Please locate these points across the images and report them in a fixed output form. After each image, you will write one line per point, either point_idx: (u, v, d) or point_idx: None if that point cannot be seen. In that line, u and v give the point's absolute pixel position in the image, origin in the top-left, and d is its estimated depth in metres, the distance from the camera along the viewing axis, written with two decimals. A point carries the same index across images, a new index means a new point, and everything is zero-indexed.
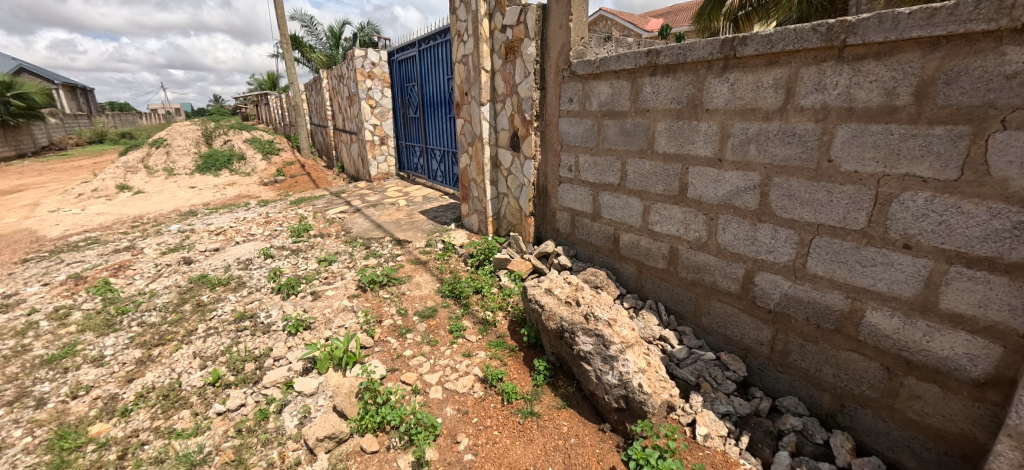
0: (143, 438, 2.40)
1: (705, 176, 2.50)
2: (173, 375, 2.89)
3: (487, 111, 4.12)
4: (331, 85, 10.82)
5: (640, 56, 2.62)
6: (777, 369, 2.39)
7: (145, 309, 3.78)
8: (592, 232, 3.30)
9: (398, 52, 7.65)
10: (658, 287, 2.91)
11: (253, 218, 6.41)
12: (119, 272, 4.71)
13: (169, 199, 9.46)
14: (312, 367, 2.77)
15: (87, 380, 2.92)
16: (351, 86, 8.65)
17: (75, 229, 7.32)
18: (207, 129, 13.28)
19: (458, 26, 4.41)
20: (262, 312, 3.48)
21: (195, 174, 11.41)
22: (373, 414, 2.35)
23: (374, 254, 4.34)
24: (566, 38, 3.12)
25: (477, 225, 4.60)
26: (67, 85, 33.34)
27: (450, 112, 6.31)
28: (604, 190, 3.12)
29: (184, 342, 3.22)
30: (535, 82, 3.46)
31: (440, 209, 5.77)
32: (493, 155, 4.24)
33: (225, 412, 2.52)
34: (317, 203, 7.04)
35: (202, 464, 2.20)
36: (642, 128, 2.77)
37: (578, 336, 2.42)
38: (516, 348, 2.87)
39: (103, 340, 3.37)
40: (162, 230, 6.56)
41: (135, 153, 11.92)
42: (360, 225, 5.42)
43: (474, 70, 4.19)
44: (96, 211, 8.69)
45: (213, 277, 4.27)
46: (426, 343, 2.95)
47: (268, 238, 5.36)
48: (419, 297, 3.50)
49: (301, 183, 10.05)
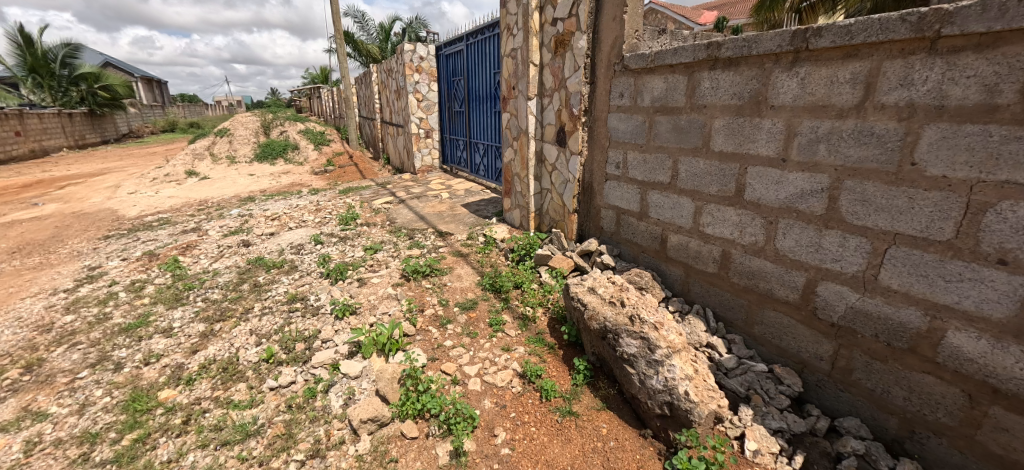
0: (204, 406, 2.58)
1: (765, 176, 2.35)
2: (232, 349, 3.08)
3: (534, 106, 4.09)
4: (380, 79, 11.13)
5: (699, 49, 2.49)
6: (838, 387, 2.22)
7: (208, 286, 4.07)
8: (638, 232, 3.20)
9: (446, 46, 7.74)
10: (707, 292, 2.78)
11: (305, 205, 6.74)
12: (186, 251, 5.10)
13: (231, 185, 10.12)
14: (357, 350, 2.87)
15: (158, 348, 3.18)
16: (400, 80, 8.87)
17: (149, 210, 7.99)
18: (266, 120, 14.07)
19: (508, 20, 4.39)
20: (312, 294, 3.65)
21: (254, 163, 12.13)
22: (413, 401, 2.40)
23: (417, 244, 4.43)
24: (619, 31, 3.03)
25: (518, 220, 4.59)
26: (146, 78, 36.34)
27: (495, 106, 6.32)
28: (653, 188, 3.01)
29: (242, 319, 3.43)
30: (585, 76, 3.38)
31: (482, 203, 5.81)
32: (538, 149, 4.21)
33: (277, 387, 2.66)
34: (364, 193, 7.30)
35: (257, 435, 2.33)
36: (698, 125, 2.64)
37: (622, 338, 2.35)
38: (555, 345, 2.84)
39: (172, 313, 3.66)
40: (224, 214, 7.02)
41: (203, 142, 12.84)
42: (404, 216, 5.55)
43: (522, 64, 4.16)
44: (168, 194, 9.45)
45: (269, 259, 4.52)
46: (466, 335, 2.98)
47: (318, 225, 5.60)
48: (460, 289, 3.54)
49: (349, 173, 10.44)
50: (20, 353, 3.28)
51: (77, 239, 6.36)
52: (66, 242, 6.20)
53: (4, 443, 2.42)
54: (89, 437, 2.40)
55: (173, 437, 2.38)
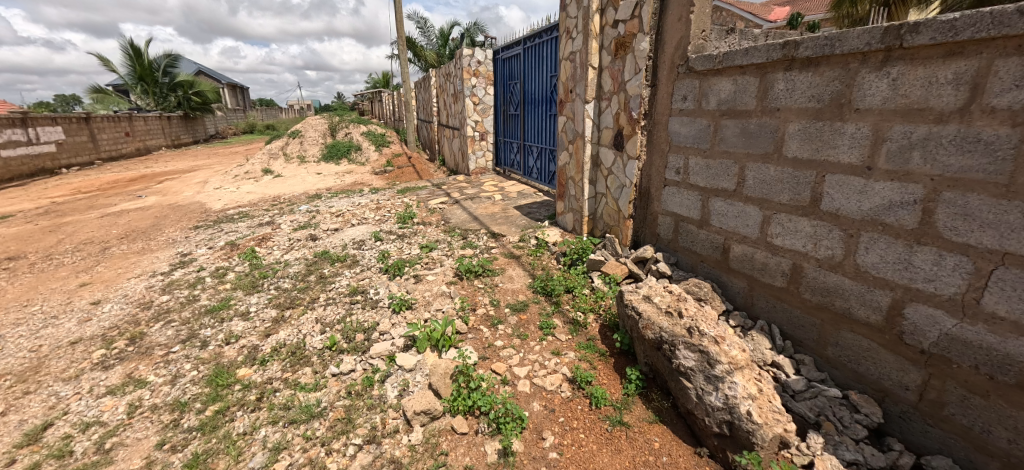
0: (275, 386, 2.80)
1: (846, 185, 2.16)
2: (300, 335, 3.32)
3: (592, 109, 4.05)
4: (439, 83, 11.51)
5: (773, 49, 2.35)
6: (925, 422, 2.00)
7: (280, 276, 4.41)
8: (697, 240, 3.07)
9: (503, 50, 7.87)
10: (773, 307, 2.61)
11: (366, 203, 7.12)
12: (262, 242, 5.56)
13: (301, 182, 10.91)
14: (412, 344, 2.98)
15: (237, 330, 3.49)
16: (457, 84, 9.12)
17: (232, 204, 8.81)
18: (333, 122, 15.02)
19: (568, 23, 4.38)
20: (371, 288, 3.85)
21: (321, 162, 12.99)
22: (464, 397, 2.46)
23: (471, 244, 4.53)
24: (685, 32, 2.92)
25: (571, 224, 4.55)
26: (231, 84, 40.21)
27: (551, 109, 6.33)
28: (716, 195, 2.87)
29: (309, 307, 3.69)
30: (646, 79, 3.30)
31: (534, 205, 5.83)
32: (594, 153, 4.16)
33: (338, 374, 2.82)
34: (420, 193, 7.58)
35: (320, 417, 2.49)
36: (770, 129, 2.49)
37: (678, 350, 2.27)
38: (606, 353, 2.79)
39: (249, 298, 4.01)
40: (294, 209, 7.58)
41: (278, 143, 13.95)
42: (458, 216, 5.70)
43: (581, 67, 4.14)
44: (247, 189, 10.36)
45: (333, 253, 4.82)
46: (516, 336, 3.00)
47: (378, 223, 5.90)
48: (512, 290, 3.57)
49: (407, 174, 10.89)
50: (126, 327, 3.74)
51: (172, 228, 7.14)
52: (162, 231, 6.98)
53: (112, 405, 2.78)
54: (179, 405, 2.69)
55: (248, 412, 2.61)
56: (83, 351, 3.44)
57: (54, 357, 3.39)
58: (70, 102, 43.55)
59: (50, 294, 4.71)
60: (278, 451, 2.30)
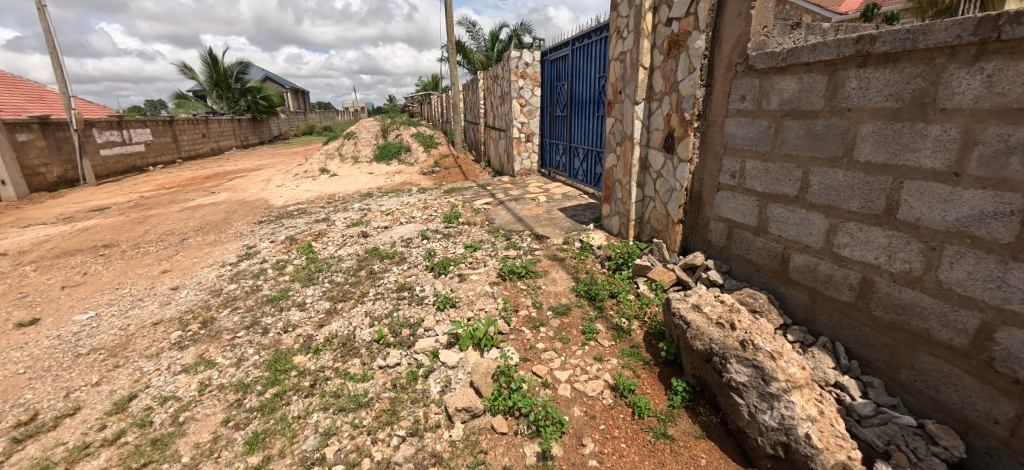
0: (327, 374, 2.95)
1: (928, 193, 1.97)
2: (350, 327, 3.48)
3: (641, 110, 3.95)
4: (486, 85, 11.67)
5: (845, 44, 2.18)
6: (1017, 461, 1.78)
7: (334, 270, 4.65)
8: (753, 248, 2.90)
9: (551, 52, 7.85)
10: (838, 324, 2.42)
11: (414, 203, 7.36)
12: (318, 238, 5.90)
13: (354, 181, 11.45)
14: (455, 342, 3.05)
15: (294, 319, 3.72)
16: (504, 86, 9.20)
17: (292, 201, 9.41)
18: (385, 124, 15.65)
19: (619, 23, 4.30)
20: (418, 285, 3.96)
21: (373, 162, 13.56)
22: (505, 397, 2.47)
23: (514, 246, 4.55)
24: (744, 28, 2.78)
25: (617, 228, 4.46)
26: (294, 88, 43.01)
27: (598, 110, 6.24)
28: (776, 201, 2.71)
29: (359, 301, 3.86)
30: (700, 78, 3.16)
31: (579, 208, 5.77)
32: (643, 156, 4.05)
33: (385, 366, 2.93)
34: (466, 193, 7.72)
35: (367, 407, 2.60)
36: (839, 131, 2.31)
37: (729, 363, 2.17)
38: (651, 361, 2.71)
39: (305, 290, 4.26)
40: (348, 207, 7.97)
41: (334, 144, 14.72)
42: (503, 217, 5.75)
43: (631, 67, 4.04)
44: (306, 187, 11.03)
45: (383, 250, 5.02)
46: (558, 340, 2.98)
47: (425, 221, 6.07)
48: (555, 293, 3.55)
49: (453, 174, 11.13)
50: (199, 311, 4.10)
51: (240, 222, 7.73)
52: (231, 225, 7.58)
53: (185, 382, 3.05)
54: (243, 386, 2.91)
55: (302, 397, 2.77)
56: (163, 331, 3.81)
57: (139, 336, 3.78)
58: (157, 107, 48.29)
59: (137, 279, 5.26)
60: (329, 436, 2.42)
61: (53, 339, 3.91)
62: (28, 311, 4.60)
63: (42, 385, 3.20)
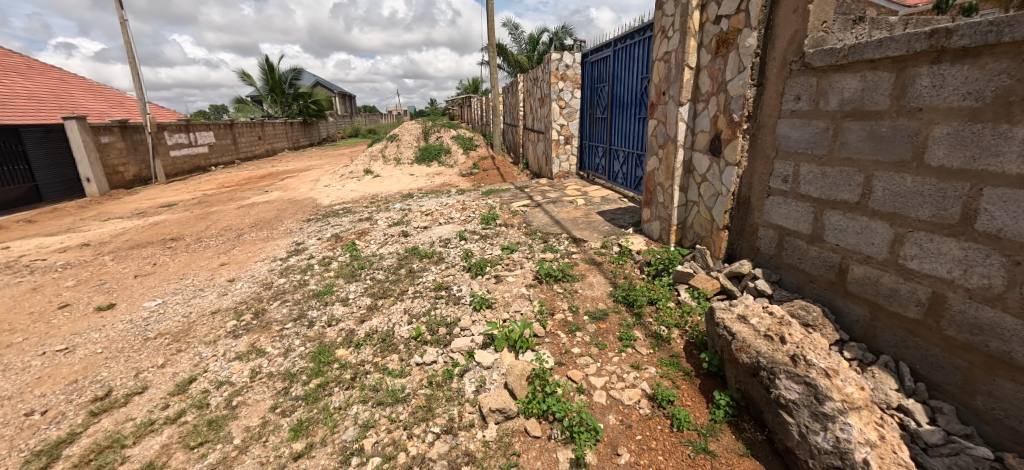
0: (367, 368, 3.05)
1: (1013, 201, 1.79)
2: (389, 324, 3.59)
3: (686, 112, 3.82)
4: (526, 87, 11.70)
5: (917, 38, 2.01)
6: None
7: (376, 267, 4.81)
8: (807, 258, 2.73)
9: (593, 53, 7.77)
10: (902, 342, 2.23)
11: (453, 204, 7.48)
12: (361, 236, 6.12)
13: (396, 182, 11.81)
14: (490, 343, 3.07)
15: (338, 314, 3.88)
16: (544, 88, 9.18)
17: (337, 201, 9.84)
18: (426, 126, 16.05)
19: (664, 22, 4.19)
20: (455, 285, 4.02)
21: (415, 164, 13.94)
22: (539, 401, 2.46)
23: (551, 248, 4.53)
24: (801, 23, 2.62)
25: (658, 232, 4.33)
26: (342, 93, 45.17)
27: (641, 111, 6.10)
28: (833, 208, 2.53)
29: (399, 298, 3.97)
30: (751, 78, 3.02)
31: (618, 211, 5.66)
32: (687, 158, 3.91)
33: (422, 363, 2.99)
34: (504, 195, 7.77)
35: (404, 402, 2.67)
36: (908, 133, 2.13)
37: (778, 379, 2.06)
38: (691, 372, 2.60)
39: (349, 286, 4.43)
40: (389, 207, 8.24)
41: (378, 146, 15.27)
42: (540, 219, 5.73)
43: (676, 68, 3.93)
44: (351, 187, 11.50)
45: (422, 250, 5.13)
46: (594, 345, 2.93)
47: (463, 222, 6.16)
48: (592, 297, 3.49)
49: (492, 176, 11.24)
50: (252, 302, 4.37)
51: (290, 220, 8.16)
52: (283, 222, 8.02)
53: (239, 368, 3.25)
54: (290, 375, 3.06)
55: (343, 388, 2.87)
56: (220, 320, 4.08)
57: (199, 323, 4.07)
58: (220, 111, 51.95)
59: (199, 271, 5.67)
60: (367, 428, 2.50)
61: (126, 323, 4.29)
62: (106, 296, 5.08)
63: (116, 365, 3.51)
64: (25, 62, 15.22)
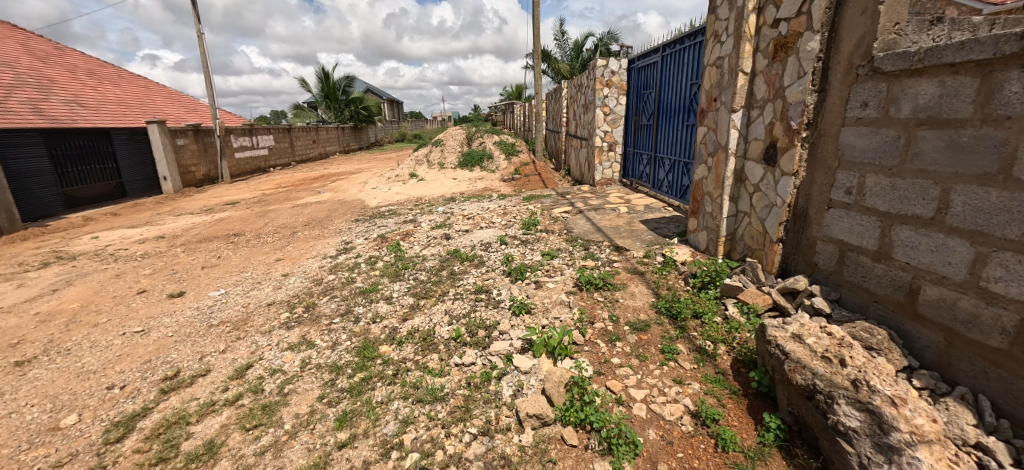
0: (408, 366, 3.14)
1: None
2: (430, 323, 3.68)
3: (739, 119, 3.67)
4: (570, 94, 11.66)
5: (1007, 40, 1.85)
6: None
7: (418, 268, 4.96)
8: (872, 276, 2.54)
9: (640, 59, 7.65)
10: (983, 372, 2.03)
11: (495, 208, 7.57)
12: (405, 238, 6.33)
13: (439, 186, 12.12)
14: (529, 348, 3.08)
15: (382, 311, 4.03)
16: (589, 94, 9.12)
17: (384, 202, 10.22)
18: (469, 132, 16.36)
19: (716, 26, 4.07)
20: (495, 288, 4.07)
21: (457, 168, 14.24)
22: (577, 409, 2.44)
23: (592, 256, 4.48)
24: (870, 26, 2.46)
25: (704, 243, 4.18)
26: (391, 99, 47.07)
27: (689, 118, 5.93)
28: (904, 223, 2.35)
29: (440, 299, 4.06)
30: (811, 83, 2.86)
31: (663, 220, 5.52)
32: (739, 167, 3.75)
33: (461, 364, 3.04)
34: (545, 201, 7.77)
35: (442, 401, 2.72)
36: (994, 143, 1.96)
37: (837, 404, 1.93)
38: (738, 391, 2.49)
39: (392, 285, 4.59)
40: (432, 210, 8.46)
41: (423, 151, 15.74)
42: (581, 226, 5.68)
43: (729, 73, 3.79)
44: (397, 190, 11.92)
45: (463, 253, 5.23)
46: (635, 356, 2.87)
47: (504, 227, 6.22)
48: (633, 308, 3.42)
49: (533, 182, 11.27)
50: (304, 297, 4.62)
51: (340, 220, 8.57)
52: (333, 221, 8.44)
53: (290, 358, 3.44)
54: (336, 368, 3.21)
55: (385, 384, 2.97)
56: (274, 312, 4.35)
57: (256, 314, 4.36)
58: (279, 117, 55.53)
59: (257, 265, 6.08)
60: (407, 424, 2.57)
61: (193, 310, 4.67)
62: (177, 285, 5.54)
63: (184, 348, 3.83)
64: (117, 72, 16.99)
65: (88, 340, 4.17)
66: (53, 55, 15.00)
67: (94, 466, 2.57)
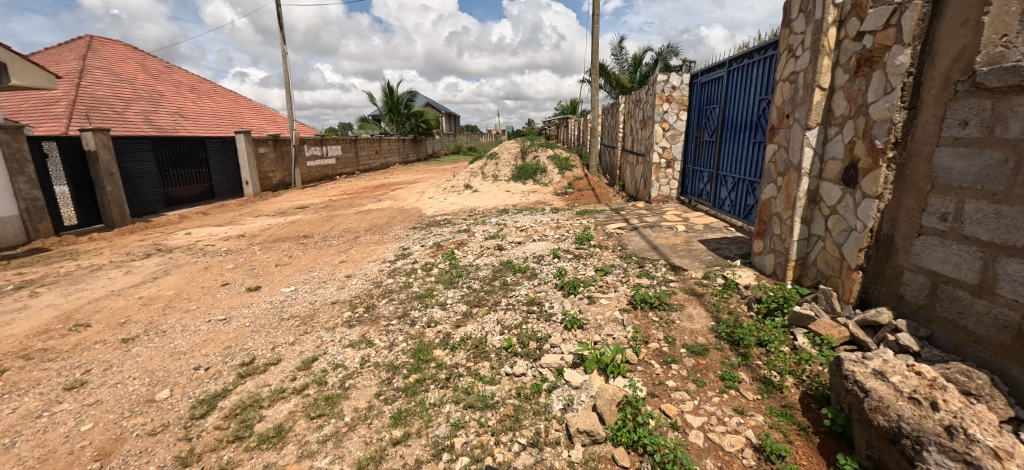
0: (460, 371, 3.22)
1: None
2: (482, 332, 3.75)
3: (814, 136, 3.45)
4: (628, 109, 11.53)
5: None
6: None
7: (472, 277, 5.09)
8: (971, 313, 2.29)
9: (704, 74, 7.44)
10: None
11: (548, 221, 7.60)
12: (460, 247, 6.52)
13: (493, 198, 12.36)
14: (580, 363, 3.05)
15: (436, 316, 4.17)
16: (647, 110, 8.96)
17: (440, 212, 10.60)
18: (524, 145, 16.61)
19: (791, 40, 3.88)
20: (547, 301, 4.08)
21: (511, 181, 14.47)
22: (629, 430, 2.39)
23: (648, 274, 4.37)
24: (972, 38, 2.26)
25: (771, 267, 3.94)
26: (449, 113, 49.05)
27: (757, 135, 5.66)
28: (1011, 255, 2.12)
29: (492, 308, 4.14)
30: (901, 100, 2.65)
31: (724, 241, 5.27)
32: (813, 188, 3.52)
33: (512, 374, 3.08)
34: (598, 216, 7.69)
35: (492, 408, 2.77)
36: None
37: (926, 451, 1.75)
38: (808, 428, 2.31)
39: (447, 292, 4.75)
40: (486, 221, 8.66)
41: (479, 163, 16.16)
42: (636, 243, 5.56)
43: (804, 89, 3.60)
44: (452, 200, 12.33)
45: (516, 264, 5.30)
46: (691, 381, 2.75)
47: (557, 240, 6.23)
48: (691, 330, 3.28)
49: (587, 197, 11.19)
50: (365, 298, 4.90)
51: (398, 227, 8.99)
52: (392, 228, 8.88)
53: (351, 355, 3.66)
54: (393, 368, 3.37)
55: (438, 387, 3.07)
56: (338, 310, 4.64)
57: (322, 311, 4.67)
58: (347, 128, 59.57)
59: (323, 265, 6.52)
60: (457, 427, 2.64)
61: (268, 303, 5.10)
62: (254, 280, 6.08)
63: (259, 337, 4.18)
64: (214, 88, 19.12)
65: (180, 324, 4.68)
66: (164, 74, 17.17)
67: (182, 437, 2.86)
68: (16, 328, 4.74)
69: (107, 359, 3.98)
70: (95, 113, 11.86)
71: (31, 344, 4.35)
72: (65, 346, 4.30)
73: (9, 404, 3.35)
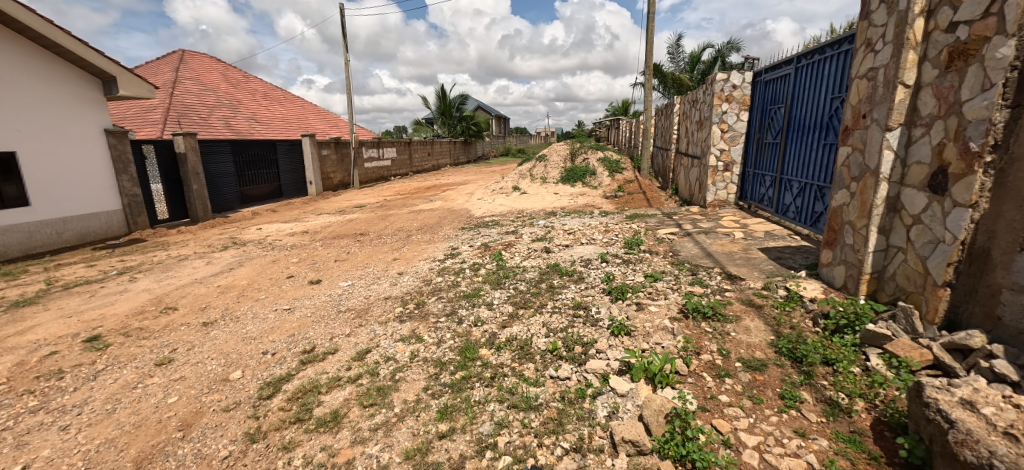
0: (505, 371, 3.26)
1: None
2: (528, 333, 3.78)
3: (895, 138, 3.16)
4: (683, 110, 11.11)
5: None
6: None
7: (519, 278, 5.13)
8: None
9: (768, 72, 7.02)
10: None
11: (596, 225, 7.50)
12: (507, 248, 6.60)
13: (541, 200, 12.38)
14: (627, 370, 2.99)
15: (483, 316, 4.24)
16: (705, 110, 8.58)
17: (488, 213, 10.78)
18: (573, 147, 16.49)
19: (869, 34, 3.58)
20: (593, 306, 4.03)
21: (560, 183, 14.40)
22: (677, 443, 2.31)
23: (701, 282, 4.18)
24: None
25: (841, 280, 3.64)
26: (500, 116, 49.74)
27: (827, 136, 5.27)
28: None
29: (538, 311, 4.15)
30: (1002, 97, 2.36)
31: (787, 250, 4.94)
32: (893, 194, 3.21)
33: (557, 377, 3.07)
34: (649, 221, 7.47)
35: (536, 410, 2.78)
36: None
37: None
38: (880, 457, 2.11)
39: (493, 292, 4.82)
40: (533, 223, 8.69)
41: (527, 165, 16.24)
42: (689, 250, 5.35)
43: (885, 86, 3.30)
44: (500, 202, 12.48)
45: (563, 267, 5.27)
46: (747, 397, 2.61)
47: (605, 244, 6.13)
48: (748, 344, 3.11)
49: (637, 200, 10.91)
50: (415, 295, 5.09)
51: (448, 227, 9.25)
52: (442, 227, 9.15)
53: (401, 349, 3.82)
54: (441, 364, 3.48)
55: (483, 385, 3.13)
56: (390, 306, 4.85)
57: (376, 306, 4.91)
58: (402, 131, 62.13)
59: (377, 262, 6.85)
60: (501, 426, 2.68)
61: (327, 296, 5.44)
62: (316, 273, 6.50)
63: (319, 328, 4.47)
64: (285, 95, 20.66)
65: (251, 311, 5.11)
66: (243, 82, 18.81)
67: (251, 415, 3.12)
68: (118, 308, 5.41)
69: (190, 340, 4.43)
70: (185, 119, 13.23)
71: (130, 323, 4.94)
72: (157, 326, 4.84)
73: (111, 375, 3.82)
